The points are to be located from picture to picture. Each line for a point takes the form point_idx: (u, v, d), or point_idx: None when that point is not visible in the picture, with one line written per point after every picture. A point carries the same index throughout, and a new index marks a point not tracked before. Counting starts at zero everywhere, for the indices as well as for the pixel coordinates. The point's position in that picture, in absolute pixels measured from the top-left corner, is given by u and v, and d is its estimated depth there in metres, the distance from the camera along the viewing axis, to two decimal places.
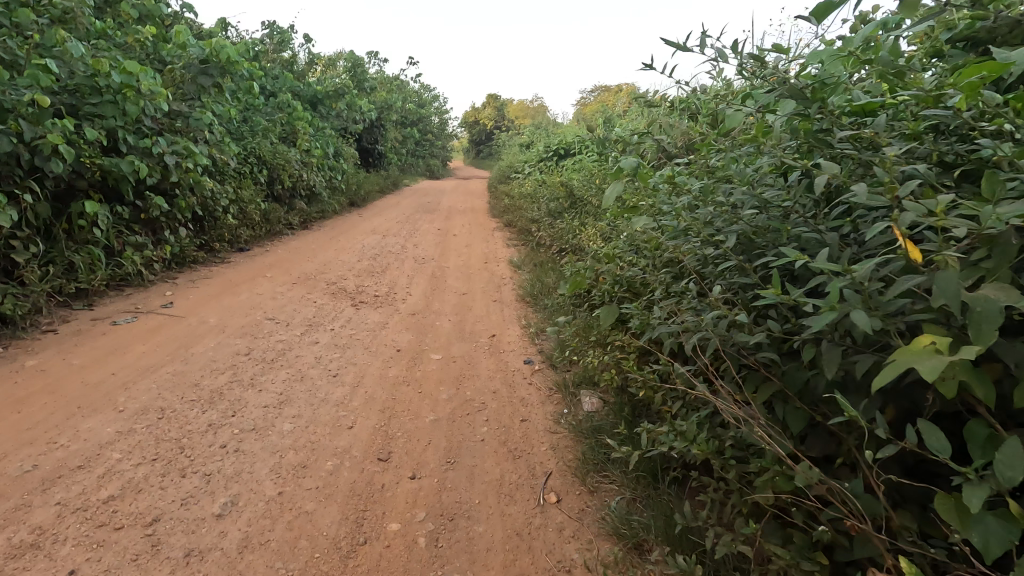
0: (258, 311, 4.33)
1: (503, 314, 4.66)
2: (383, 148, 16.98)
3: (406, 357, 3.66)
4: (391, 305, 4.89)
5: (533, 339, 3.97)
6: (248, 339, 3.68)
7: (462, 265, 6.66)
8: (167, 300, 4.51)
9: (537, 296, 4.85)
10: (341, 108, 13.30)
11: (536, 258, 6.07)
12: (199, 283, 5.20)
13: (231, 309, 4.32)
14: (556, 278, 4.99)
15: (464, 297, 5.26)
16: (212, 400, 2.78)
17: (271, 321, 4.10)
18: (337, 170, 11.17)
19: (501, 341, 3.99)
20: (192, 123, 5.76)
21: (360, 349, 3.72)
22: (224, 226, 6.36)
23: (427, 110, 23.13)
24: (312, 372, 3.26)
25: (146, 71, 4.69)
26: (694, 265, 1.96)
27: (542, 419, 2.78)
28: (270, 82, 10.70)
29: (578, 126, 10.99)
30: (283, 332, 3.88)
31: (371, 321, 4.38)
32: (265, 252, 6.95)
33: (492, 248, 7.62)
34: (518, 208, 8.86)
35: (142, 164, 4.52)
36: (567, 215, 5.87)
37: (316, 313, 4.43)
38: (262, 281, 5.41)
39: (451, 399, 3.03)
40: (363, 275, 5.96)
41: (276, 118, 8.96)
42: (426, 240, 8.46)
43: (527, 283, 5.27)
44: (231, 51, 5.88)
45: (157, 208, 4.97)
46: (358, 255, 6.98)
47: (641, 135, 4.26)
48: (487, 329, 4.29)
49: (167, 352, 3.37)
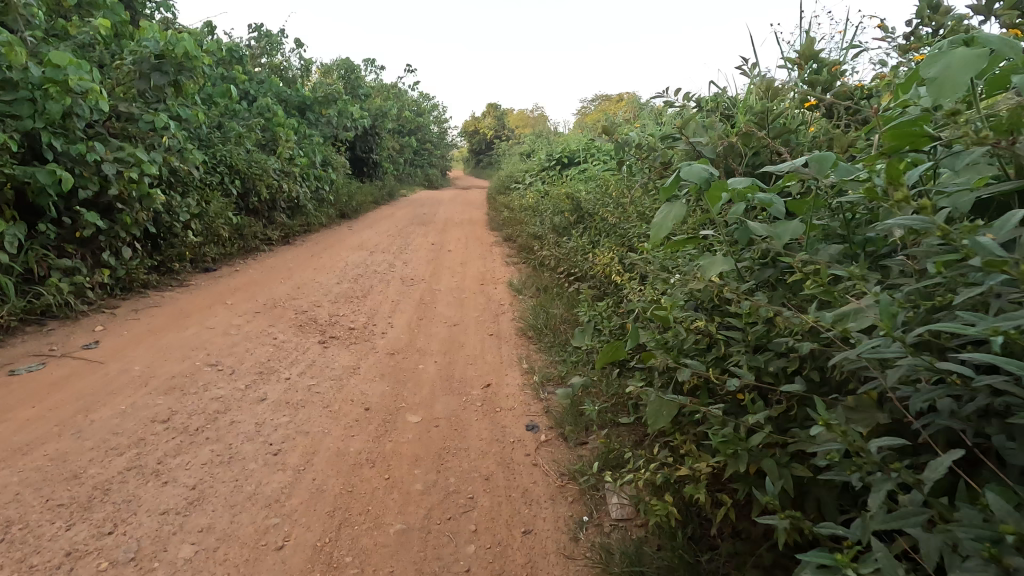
0: (200, 353, 3.54)
1: (502, 356, 3.84)
2: (378, 157, 16.22)
3: (375, 420, 2.85)
4: (368, 342, 4.09)
5: (539, 395, 3.14)
6: (176, 395, 2.90)
7: (455, 287, 5.90)
8: (94, 338, 3.73)
9: (543, 335, 4.02)
10: (331, 115, 12.55)
11: (539, 281, 5.30)
12: (142, 313, 4.42)
13: (167, 352, 3.53)
14: (564, 312, 4.17)
15: (455, 330, 4.45)
16: (89, 504, 1.99)
17: (211, 368, 3.30)
18: (325, 180, 10.41)
19: (497, 394, 3.21)
20: (144, 128, 5.04)
21: (319, 409, 2.93)
22: (185, 245, 5.61)
23: (426, 119, 22.44)
24: (245, 449, 2.46)
25: (76, 63, 3.95)
26: (884, 383, 1.10)
27: (550, 531, 1.99)
28: (252, 86, 9.97)
29: (582, 134, 10.29)
30: (224, 385, 3.09)
31: (338, 366, 3.57)
32: (233, 273, 6.16)
33: (489, 267, 6.87)
34: (519, 222, 8.04)
35: (67, 173, 3.79)
36: (574, 233, 5.12)
37: (272, 355, 3.63)
38: (218, 310, 4.62)
39: (428, 494, 2.22)
40: (340, 301, 5.18)
41: (255, 124, 8.21)
42: (416, 257, 7.65)
43: (529, 314, 4.45)
44: (189, 44, 5.12)
45: (90, 226, 4.24)
46: (337, 277, 6.17)
47: (671, 140, 3.48)
48: (480, 375, 3.51)
49: (59, 418, 2.57)
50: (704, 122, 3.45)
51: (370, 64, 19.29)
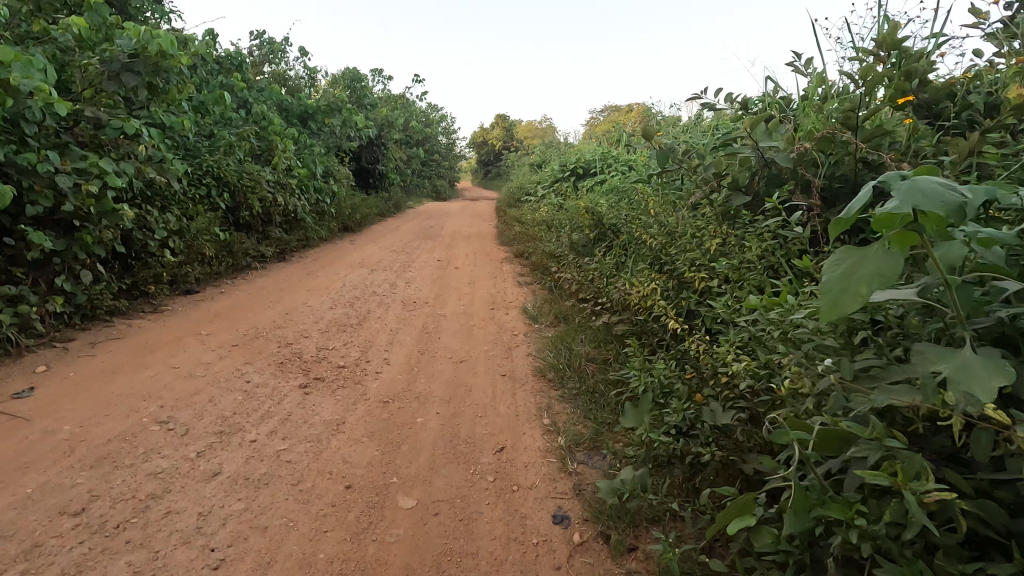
0: (153, 404, 2.93)
1: (518, 405, 3.19)
2: (385, 167, 15.62)
3: (359, 504, 2.22)
4: (358, 386, 3.46)
5: (565, 467, 2.48)
6: (104, 470, 2.28)
7: (463, 313, 5.26)
8: (29, 384, 3.13)
9: (568, 381, 3.35)
10: (333, 124, 11.98)
11: (558, 307, 4.66)
12: (99, 348, 3.81)
13: (113, 403, 2.92)
14: (591, 350, 3.52)
15: (461, 369, 3.80)
16: None
17: (160, 426, 2.68)
18: (325, 192, 9.81)
19: (514, 462, 2.56)
20: (109, 136, 4.47)
21: (288, 486, 2.30)
22: (161, 266, 5.03)
23: (433, 130, 21.90)
24: (176, 559, 1.83)
25: (22, 61, 3.56)
26: None
27: None
28: (249, 93, 9.43)
29: (599, 143, 9.67)
30: (172, 450, 2.48)
31: (319, 419, 2.94)
32: (217, 296, 5.56)
33: (500, 288, 6.23)
34: (531, 238, 7.39)
35: (5, 186, 3.22)
36: (599, 254, 4.50)
37: (241, 405, 3.01)
38: (190, 344, 4.02)
39: None
40: (332, 331, 4.56)
41: (249, 133, 7.65)
42: (420, 276, 7.04)
43: (549, 352, 3.79)
44: (164, 41, 4.57)
45: (40, 248, 3.68)
46: (331, 300, 5.55)
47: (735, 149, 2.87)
48: (493, 432, 2.86)
49: None
50: (771, 125, 2.82)
51: (378, 76, 18.90)
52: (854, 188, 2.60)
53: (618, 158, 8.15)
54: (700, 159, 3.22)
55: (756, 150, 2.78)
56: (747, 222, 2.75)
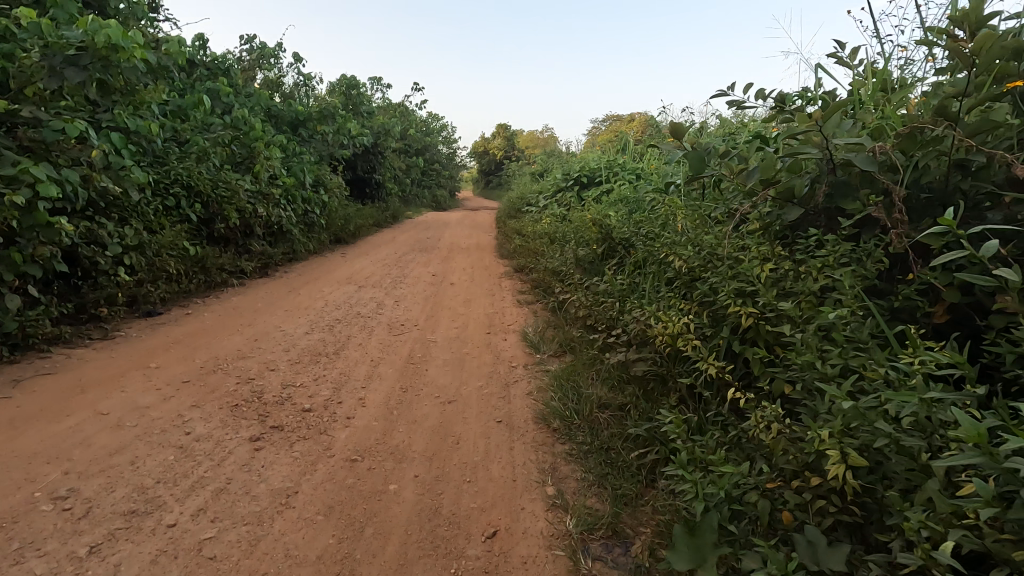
0: (57, 468, 2.34)
1: (517, 467, 2.58)
2: (382, 177, 15.06)
3: None
4: (323, 437, 2.86)
5: (577, 567, 1.91)
6: None
7: (456, 339, 4.67)
8: None
9: (579, 434, 2.74)
10: (326, 132, 11.43)
11: (564, 336, 4.07)
12: (21, 387, 3.23)
13: (7, 467, 2.33)
14: (606, 394, 2.92)
15: (449, 413, 3.19)
16: None
17: (53, 504, 2.09)
18: (313, 202, 9.23)
19: (509, 558, 1.98)
20: (48, 139, 3.92)
21: None
22: (115, 285, 4.49)
23: (432, 139, 21.41)
24: None
25: None
26: None
27: None
28: (235, 98, 8.88)
29: (605, 151, 9.11)
30: (61, 543, 1.90)
31: (266, 488, 2.34)
32: (181, 319, 4.98)
33: (499, 308, 5.63)
34: (532, 253, 6.80)
35: None
36: (610, 276, 3.92)
37: (169, 468, 2.41)
38: (132, 380, 3.43)
39: None
40: (304, 362, 3.97)
41: (229, 139, 7.09)
42: (412, 293, 6.46)
43: (555, 394, 3.18)
44: (114, 31, 4.04)
45: None
46: (309, 324, 4.95)
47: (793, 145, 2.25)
48: (484, 507, 2.28)
49: None
50: (841, 117, 2.16)
51: (377, 84, 18.50)
52: (945, 200, 2.04)
53: (625, 166, 7.58)
54: (741, 163, 2.63)
55: (824, 148, 2.10)
56: (807, 244, 2.17)
